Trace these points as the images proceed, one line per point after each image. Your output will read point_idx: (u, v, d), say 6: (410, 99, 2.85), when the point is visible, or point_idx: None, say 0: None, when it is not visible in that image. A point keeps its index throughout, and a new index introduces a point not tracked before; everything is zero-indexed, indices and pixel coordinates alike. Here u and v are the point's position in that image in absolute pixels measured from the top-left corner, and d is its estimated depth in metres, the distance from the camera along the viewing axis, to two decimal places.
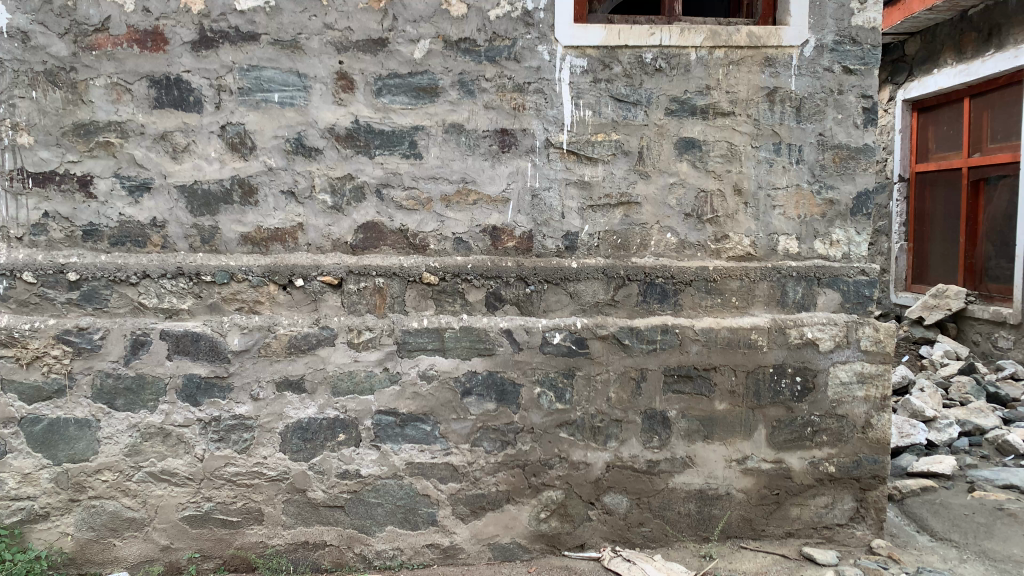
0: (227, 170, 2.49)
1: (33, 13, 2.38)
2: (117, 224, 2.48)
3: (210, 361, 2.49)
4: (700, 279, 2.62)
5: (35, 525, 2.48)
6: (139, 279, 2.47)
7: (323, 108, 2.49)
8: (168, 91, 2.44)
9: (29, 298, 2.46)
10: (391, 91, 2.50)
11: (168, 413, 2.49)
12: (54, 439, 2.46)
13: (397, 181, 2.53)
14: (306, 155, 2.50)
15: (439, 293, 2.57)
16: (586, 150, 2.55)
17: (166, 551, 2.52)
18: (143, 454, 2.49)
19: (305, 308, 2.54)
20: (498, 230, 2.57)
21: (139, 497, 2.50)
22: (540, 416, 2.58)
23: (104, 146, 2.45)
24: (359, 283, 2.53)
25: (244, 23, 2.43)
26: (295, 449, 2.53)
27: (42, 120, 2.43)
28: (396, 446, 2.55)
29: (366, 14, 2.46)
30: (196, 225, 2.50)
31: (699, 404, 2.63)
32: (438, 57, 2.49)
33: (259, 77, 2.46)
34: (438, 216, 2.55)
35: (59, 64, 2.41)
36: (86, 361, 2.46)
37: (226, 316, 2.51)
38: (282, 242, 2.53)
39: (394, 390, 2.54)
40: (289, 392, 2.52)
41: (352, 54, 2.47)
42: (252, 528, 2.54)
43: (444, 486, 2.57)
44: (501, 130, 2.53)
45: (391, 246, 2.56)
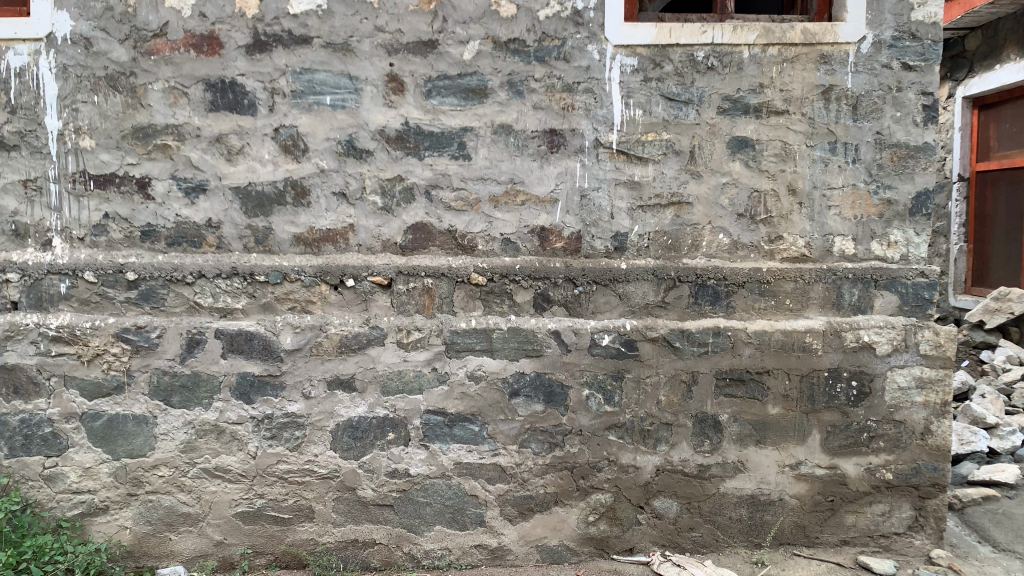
0: (280, 172, 2.52)
1: (96, 20, 2.45)
2: (174, 225, 2.53)
3: (263, 359, 2.53)
4: (752, 280, 2.57)
5: (95, 518, 2.55)
6: (195, 279, 2.52)
7: (374, 110, 2.51)
8: (223, 94, 2.49)
9: (90, 297, 2.52)
10: (441, 92, 2.51)
11: (222, 411, 2.53)
12: (114, 435, 2.53)
13: (446, 182, 2.54)
14: (357, 157, 2.53)
15: (488, 294, 2.56)
16: (636, 150, 2.53)
17: (220, 546, 2.57)
18: (198, 450, 2.54)
19: (355, 308, 2.56)
20: (547, 230, 2.56)
21: (194, 493, 2.55)
22: (589, 418, 2.57)
23: (162, 149, 2.50)
24: (409, 283, 2.55)
25: (297, 27, 2.47)
26: (346, 447, 2.55)
27: (103, 124, 2.49)
28: (444, 446, 2.56)
29: (416, 16, 2.47)
30: (250, 226, 2.54)
31: (751, 408, 2.59)
32: (487, 58, 2.50)
33: (311, 80, 2.50)
34: (487, 217, 2.55)
35: (119, 69, 2.47)
36: (144, 359, 2.52)
37: (279, 316, 2.54)
38: (334, 243, 2.56)
39: (443, 390, 2.55)
40: (340, 391, 2.55)
41: (402, 56, 2.49)
42: (303, 525, 2.57)
43: (492, 487, 2.57)
44: (551, 130, 2.52)
45: (440, 246, 2.57)
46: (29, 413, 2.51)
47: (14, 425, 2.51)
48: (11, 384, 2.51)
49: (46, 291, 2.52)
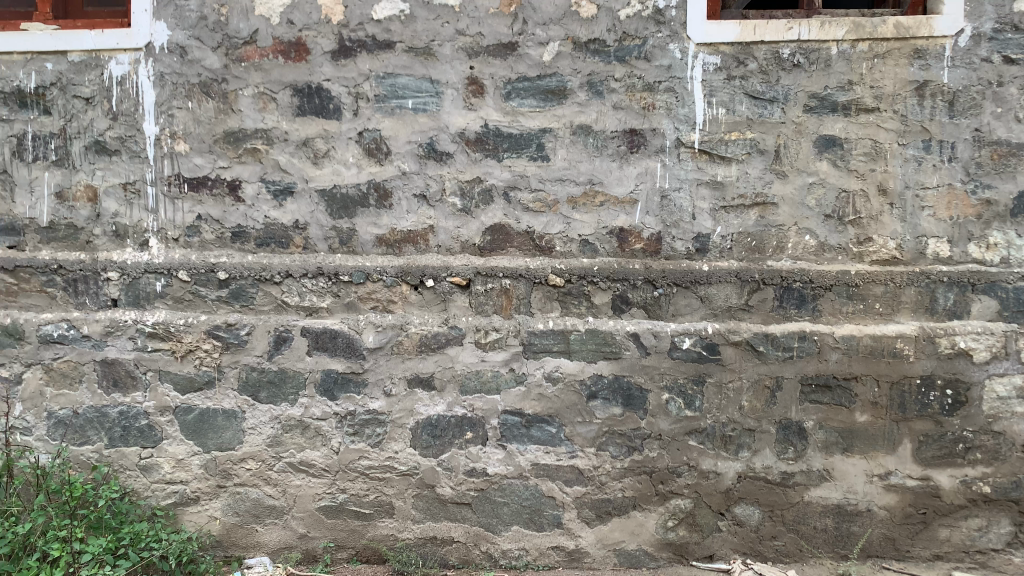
0: (364, 175, 2.58)
1: (191, 29, 2.55)
2: (263, 226, 2.61)
3: (346, 357, 2.59)
4: (840, 284, 2.49)
5: (187, 508, 2.65)
6: (283, 278, 2.59)
7: (454, 112, 2.54)
8: (310, 99, 2.56)
9: (183, 295, 2.63)
10: (520, 94, 2.52)
11: (307, 407, 2.60)
12: (205, 428, 2.62)
13: (525, 183, 2.55)
14: (438, 159, 2.56)
15: (566, 296, 2.56)
16: (719, 150, 2.49)
17: (303, 539, 2.64)
18: (284, 445, 2.61)
19: (435, 308, 2.59)
20: (626, 232, 2.54)
21: (280, 486, 2.63)
22: (668, 423, 2.53)
23: (251, 153, 2.59)
24: (487, 284, 2.56)
25: (380, 32, 2.52)
26: (425, 445, 2.59)
27: (197, 129, 2.59)
28: (522, 446, 2.56)
29: (496, 19, 2.49)
30: (335, 227, 2.60)
31: (838, 416, 2.50)
32: (567, 59, 2.49)
33: (394, 84, 2.54)
34: (565, 218, 2.55)
35: (212, 76, 2.56)
36: (233, 355, 2.61)
37: (361, 315, 2.60)
38: (414, 244, 2.60)
39: (521, 391, 2.56)
40: (420, 390, 2.59)
41: (483, 59, 2.51)
42: (383, 521, 2.61)
43: (569, 489, 2.56)
44: (631, 130, 2.50)
45: (518, 247, 2.58)
46: (127, 405, 2.64)
47: (114, 417, 2.64)
48: (111, 377, 2.63)
49: (143, 290, 2.63)
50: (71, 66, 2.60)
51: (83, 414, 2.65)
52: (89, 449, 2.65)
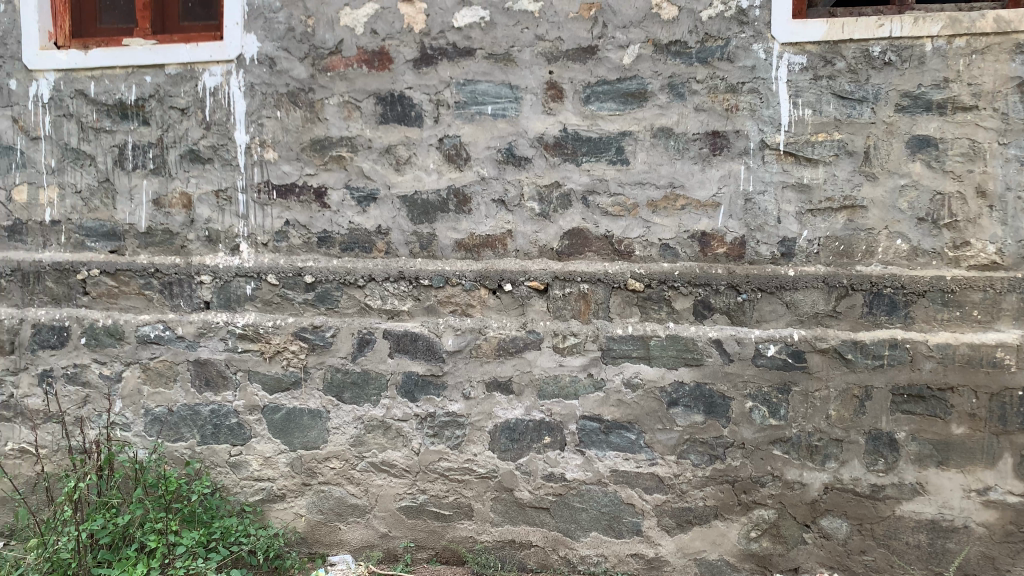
0: (444, 180, 2.61)
1: (279, 40, 2.63)
2: (347, 231, 2.68)
3: (426, 360, 2.63)
4: (935, 290, 2.39)
5: (274, 504, 2.73)
6: (366, 282, 2.65)
7: (533, 117, 2.55)
8: (393, 107, 2.61)
9: (272, 298, 2.71)
10: (600, 98, 2.51)
11: (389, 408, 2.65)
12: (291, 427, 2.70)
13: (604, 187, 2.53)
14: (517, 164, 2.57)
15: (646, 301, 2.53)
16: (805, 151, 2.42)
17: (384, 538, 2.68)
18: (366, 445, 2.67)
19: (514, 312, 2.60)
20: (708, 236, 2.50)
21: (362, 485, 2.68)
22: (752, 431, 2.48)
23: (336, 160, 2.66)
24: (565, 289, 2.56)
25: (461, 39, 2.55)
26: (504, 448, 2.60)
27: (285, 138, 2.67)
28: (601, 452, 2.55)
29: (576, 23, 2.49)
30: (416, 232, 2.64)
31: (932, 427, 2.40)
32: (647, 61, 2.47)
33: (474, 90, 2.57)
34: (645, 222, 2.52)
35: (299, 86, 2.64)
36: (319, 357, 2.68)
37: (441, 319, 2.63)
38: (493, 248, 2.61)
39: (600, 397, 2.54)
40: (498, 393, 2.60)
41: (562, 63, 2.51)
42: (462, 523, 2.64)
43: (649, 496, 2.53)
44: (713, 132, 2.46)
45: (597, 251, 2.56)
46: (218, 404, 2.74)
47: (206, 415, 2.74)
48: (203, 377, 2.74)
49: (234, 293, 2.73)
50: (168, 79, 2.72)
51: (177, 412, 2.76)
52: (182, 446, 2.76)
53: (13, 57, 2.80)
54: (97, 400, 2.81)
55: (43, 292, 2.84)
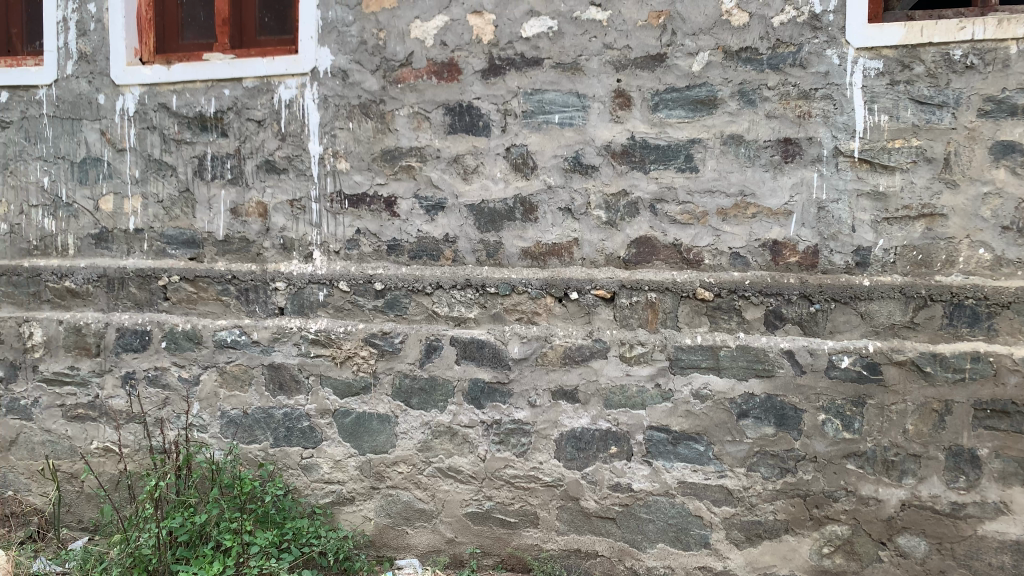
0: (511, 189, 2.63)
1: (352, 53, 2.70)
2: (416, 240, 2.72)
3: (492, 367, 2.65)
4: (1021, 301, 2.29)
5: (343, 507, 2.78)
6: (433, 289, 2.69)
7: (601, 126, 2.55)
8: (461, 117, 2.65)
9: (343, 305, 2.77)
10: (669, 105, 2.50)
11: (456, 414, 2.68)
12: (360, 431, 2.75)
13: (673, 195, 2.52)
14: (584, 172, 2.57)
15: (715, 310, 2.50)
16: (881, 158, 2.36)
17: (451, 543, 2.71)
18: (434, 450, 2.70)
19: (580, 321, 2.60)
20: (780, 245, 2.46)
21: (429, 490, 2.71)
22: (825, 445, 2.42)
23: (406, 170, 2.71)
24: (632, 297, 2.55)
25: (529, 49, 2.57)
26: (570, 457, 2.60)
27: (357, 148, 2.74)
28: (669, 463, 2.53)
29: (645, 31, 2.49)
30: (483, 241, 2.67)
31: (1017, 444, 2.29)
32: (717, 68, 2.45)
33: (541, 100, 2.59)
34: (714, 230, 2.50)
35: (371, 98, 2.70)
36: (388, 362, 2.73)
37: (508, 326, 2.65)
38: (559, 256, 2.62)
39: (667, 407, 2.52)
40: (564, 402, 2.60)
41: (630, 71, 2.51)
42: (528, 531, 2.64)
43: (718, 509, 2.50)
44: (785, 139, 2.43)
45: (664, 260, 2.55)
46: (291, 407, 2.81)
47: (279, 418, 2.82)
48: (277, 381, 2.82)
49: (307, 299, 2.80)
50: (245, 91, 2.81)
51: (252, 415, 2.84)
52: (256, 447, 2.84)
53: (102, 73, 2.94)
54: (176, 402, 2.91)
55: (127, 297, 2.96)
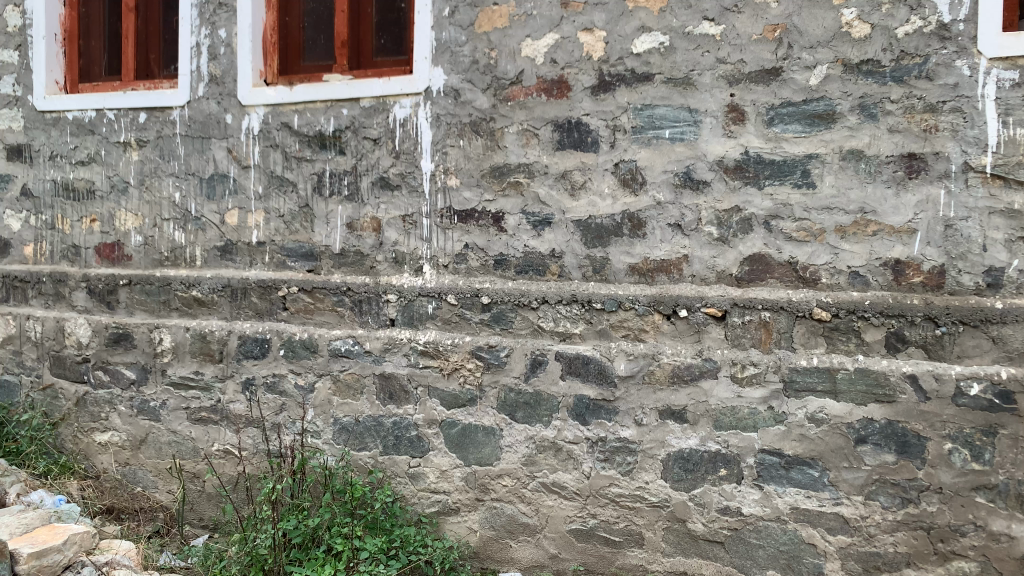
0: (619, 205, 2.63)
1: (464, 73, 2.77)
2: (523, 255, 2.75)
3: (598, 384, 2.64)
4: None
5: (448, 517, 2.82)
6: (540, 304, 2.70)
7: (713, 141, 2.52)
8: (570, 133, 2.66)
9: (451, 317, 2.83)
10: (784, 119, 2.44)
11: (560, 429, 2.68)
12: (466, 443, 2.79)
13: (788, 212, 2.45)
14: (694, 188, 2.54)
15: (832, 331, 2.41)
16: (1017, 174, 2.24)
17: (554, 559, 2.70)
18: (538, 464, 2.71)
19: (689, 339, 2.56)
20: (902, 264, 2.35)
21: (533, 505, 2.72)
22: (951, 476, 2.28)
23: (515, 186, 2.74)
24: (744, 316, 2.49)
25: (640, 65, 2.57)
26: (677, 477, 2.55)
27: (467, 165, 2.80)
28: (780, 488, 2.45)
29: (760, 45, 2.45)
30: (590, 257, 2.67)
31: None
32: (836, 82, 2.39)
33: (651, 115, 2.57)
34: (833, 248, 2.41)
35: (482, 116, 2.76)
36: (493, 375, 2.76)
37: (614, 343, 2.63)
38: (668, 273, 2.59)
39: (780, 430, 2.45)
40: (672, 421, 2.56)
41: (744, 85, 2.47)
42: (633, 551, 2.61)
43: (833, 538, 2.39)
44: (909, 154, 2.33)
45: (779, 278, 2.48)
46: (400, 416, 2.88)
47: (389, 427, 2.89)
48: (387, 390, 2.89)
49: (417, 311, 2.87)
50: (362, 111, 2.92)
51: (363, 422, 2.93)
52: (366, 455, 2.92)
53: (230, 94, 3.11)
54: (292, 408, 3.03)
55: (249, 306, 3.11)
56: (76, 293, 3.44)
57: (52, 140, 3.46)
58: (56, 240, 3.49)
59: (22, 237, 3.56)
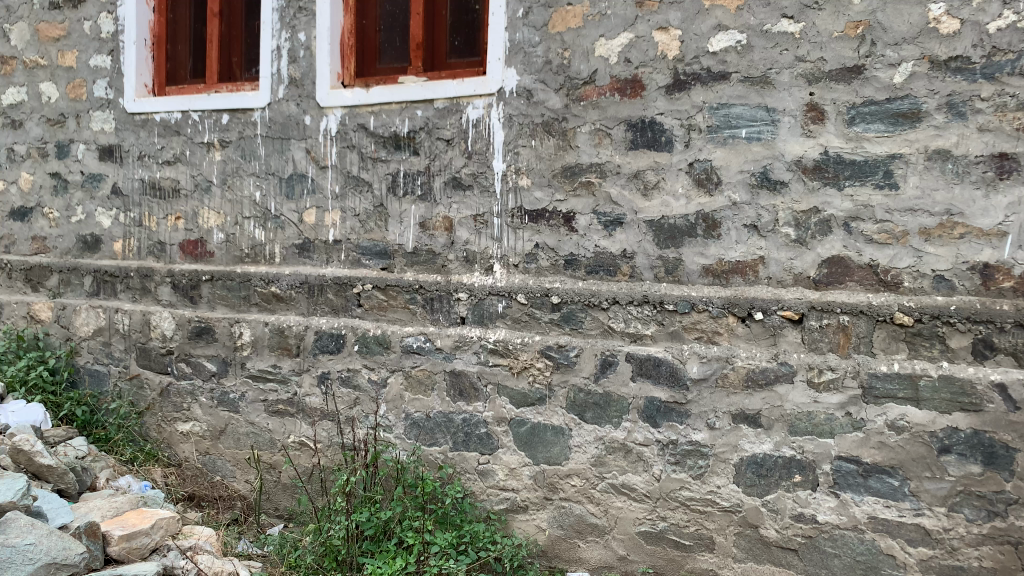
0: (693, 206, 2.60)
1: (538, 73, 2.79)
2: (594, 255, 2.75)
3: (669, 386, 2.62)
4: None
5: (517, 515, 2.84)
6: (610, 304, 2.70)
7: (791, 140, 2.47)
8: (643, 133, 2.65)
9: (521, 317, 2.84)
10: (866, 119, 2.38)
11: (630, 431, 2.67)
12: (535, 441, 2.81)
13: (869, 214, 2.39)
14: (772, 188, 2.50)
15: (914, 336, 2.34)
16: None
17: (623, 560, 2.69)
18: (607, 465, 2.70)
19: (764, 343, 2.52)
20: (991, 268, 2.27)
21: (602, 505, 2.71)
22: None
23: (586, 186, 2.74)
24: (822, 320, 2.44)
25: (716, 64, 2.54)
26: (750, 482, 2.51)
27: (538, 165, 2.81)
28: (858, 496, 2.38)
29: (841, 43, 2.39)
30: (662, 257, 2.65)
31: None
32: (922, 79, 2.31)
33: (727, 114, 2.54)
34: (916, 251, 2.34)
35: (554, 116, 2.77)
36: (563, 375, 2.76)
37: (686, 345, 2.61)
38: (743, 275, 2.55)
39: (858, 437, 2.38)
40: (745, 425, 2.52)
41: (824, 84, 2.42)
42: (703, 555, 2.58)
43: (913, 549, 2.32)
44: (1000, 154, 2.24)
45: (859, 281, 2.42)
46: (470, 413, 2.91)
47: (458, 423, 2.93)
48: (457, 387, 2.93)
49: (487, 310, 2.90)
50: (436, 112, 2.96)
51: (434, 418, 2.97)
52: (437, 450, 2.97)
53: (309, 96, 3.19)
54: (365, 403, 3.10)
55: (325, 302, 3.20)
56: (161, 288, 3.58)
57: (141, 141, 3.61)
58: (143, 237, 3.64)
59: (112, 233, 3.73)
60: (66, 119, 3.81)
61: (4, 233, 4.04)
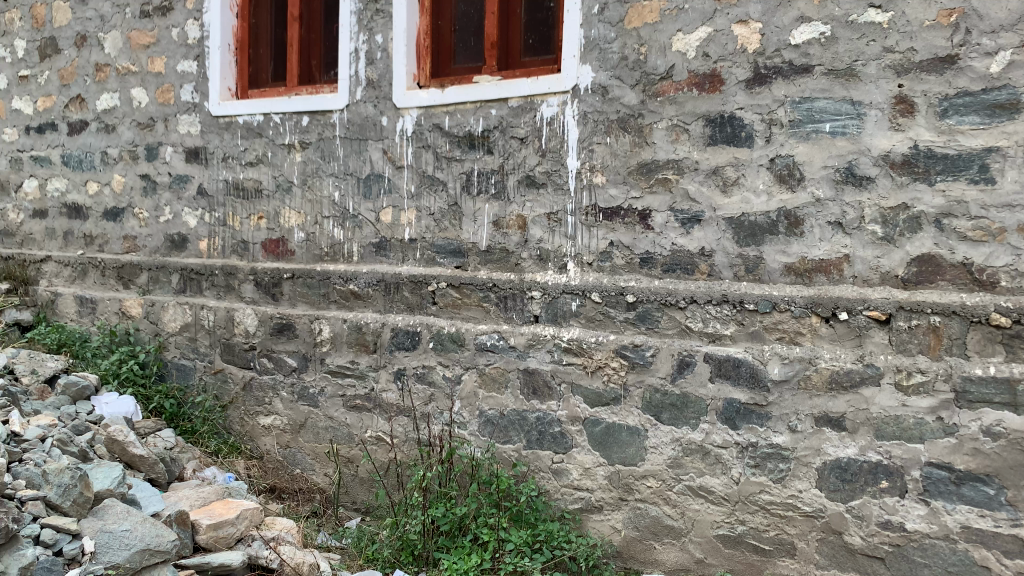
0: (774, 202, 2.54)
1: (613, 70, 2.77)
2: (670, 253, 2.71)
3: (749, 387, 2.56)
4: None
5: (592, 515, 2.82)
6: (687, 304, 2.66)
7: (878, 134, 2.38)
8: (722, 128, 2.60)
9: (596, 316, 2.82)
10: (959, 110, 2.28)
11: (708, 433, 2.63)
12: (610, 442, 2.79)
13: (963, 210, 2.29)
14: (857, 184, 2.42)
15: (1012, 338, 2.22)
16: None
17: (700, 564, 2.64)
18: (684, 467, 2.66)
19: (849, 343, 2.44)
20: None
21: (679, 508, 2.67)
22: None
23: (663, 183, 2.71)
24: (911, 320, 2.34)
25: (798, 56, 2.47)
26: (833, 488, 2.44)
27: (613, 163, 2.79)
28: (950, 505, 2.28)
29: (933, 32, 2.30)
30: (742, 256, 2.59)
31: None
32: (1021, 68, 2.20)
33: (811, 108, 2.47)
34: (1014, 249, 2.23)
35: (630, 112, 2.75)
36: (639, 375, 2.74)
37: (767, 346, 2.55)
38: (827, 274, 2.47)
39: (949, 443, 2.29)
40: (828, 429, 2.45)
41: (914, 75, 2.33)
42: (784, 561, 2.51)
43: (1009, 561, 2.21)
44: None
45: (951, 281, 2.31)
46: (544, 411, 2.91)
47: (532, 421, 2.93)
48: (531, 385, 2.93)
49: (561, 309, 2.89)
50: (510, 111, 2.97)
51: (508, 416, 2.98)
52: (511, 447, 2.97)
53: (386, 97, 3.25)
54: (441, 399, 3.13)
55: (401, 300, 3.24)
56: (243, 285, 3.69)
57: (225, 143, 3.73)
58: (227, 236, 3.76)
59: (198, 232, 3.86)
60: (155, 123, 3.97)
61: (98, 233, 4.23)
